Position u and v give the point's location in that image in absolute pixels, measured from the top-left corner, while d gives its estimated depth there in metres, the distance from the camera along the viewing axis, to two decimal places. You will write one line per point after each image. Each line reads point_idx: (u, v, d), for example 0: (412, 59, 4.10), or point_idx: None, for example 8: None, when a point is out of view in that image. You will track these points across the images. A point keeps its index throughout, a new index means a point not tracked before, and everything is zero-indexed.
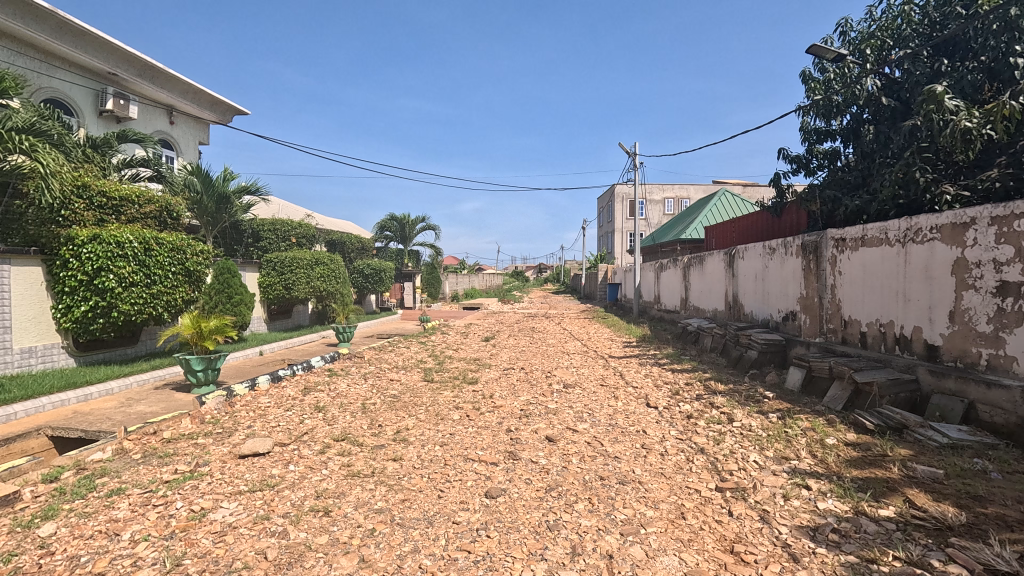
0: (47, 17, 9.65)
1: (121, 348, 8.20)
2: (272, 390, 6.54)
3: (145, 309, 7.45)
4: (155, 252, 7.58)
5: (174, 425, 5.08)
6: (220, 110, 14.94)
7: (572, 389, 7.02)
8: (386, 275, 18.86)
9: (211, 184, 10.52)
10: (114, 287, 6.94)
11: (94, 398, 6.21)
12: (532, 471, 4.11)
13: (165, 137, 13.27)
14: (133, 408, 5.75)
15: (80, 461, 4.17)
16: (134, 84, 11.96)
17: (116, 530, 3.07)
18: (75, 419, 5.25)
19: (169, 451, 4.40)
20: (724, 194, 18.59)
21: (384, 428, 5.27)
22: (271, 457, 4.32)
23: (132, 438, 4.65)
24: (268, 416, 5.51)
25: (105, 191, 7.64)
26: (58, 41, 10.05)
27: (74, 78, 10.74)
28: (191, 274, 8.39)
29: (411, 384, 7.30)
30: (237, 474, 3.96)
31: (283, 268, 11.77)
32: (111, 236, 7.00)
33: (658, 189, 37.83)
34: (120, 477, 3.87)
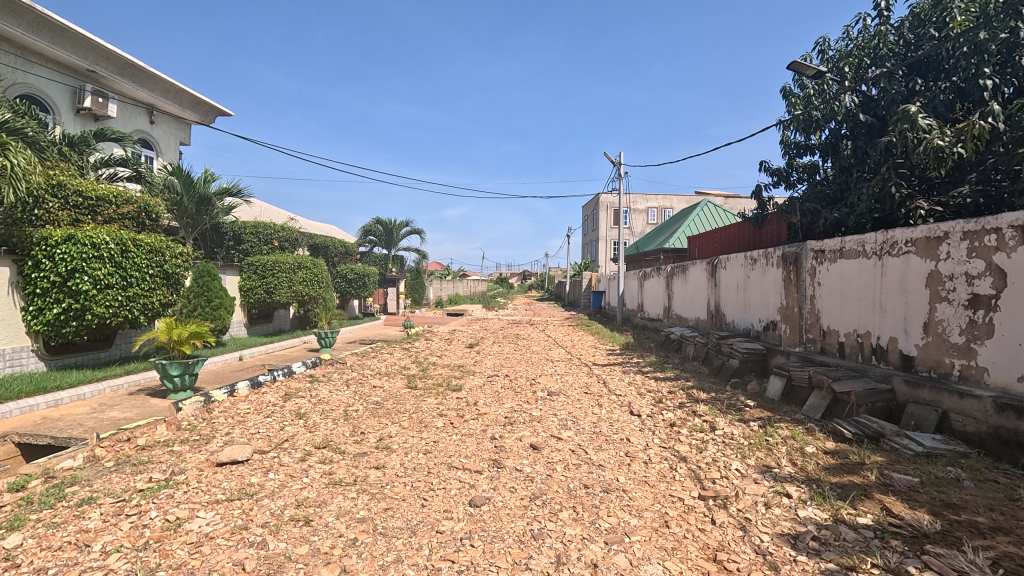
0: (24, 11, 9.42)
1: (94, 352, 7.96)
2: (251, 396, 6.40)
3: (120, 312, 7.27)
4: (132, 254, 7.41)
5: (149, 431, 4.93)
6: (202, 111, 14.73)
7: (556, 396, 7.01)
8: (370, 280, 18.68)
9: (192, 185, 10.33)
10: (88, 288, 6.75)
11: (65, 403, 6.02)
12: (517, 479, 4.09)
13: (144, 137, 12.99)
14: (105, 414, 5.58)
15: (49, 469, 4.03)
16: (112, 82, 11.69)
17: (87, 542, 2.96)
18: (45, 426, 5.09)
19: (144, 459, 4.28)
20: (707, 204, 18.87)
21: (367, 435, 5.20)
22: (250, 465, 4.23)
23: (104, 446, 4.52)
24: (247, 423, 5.41)
25: (81, 190, 7.46)
26: (34, 35, 9.80)
27: (51, 74, 10.48)
28: (169, 276, 8.21)
29: (395, 390, 7.23)
30: (215, 482, 3.86)
31: (265, 272, 11.56)
32: (87, 237, 6.82)
33: (642, 199, 38.32)
34: (91, 486, 3.74)
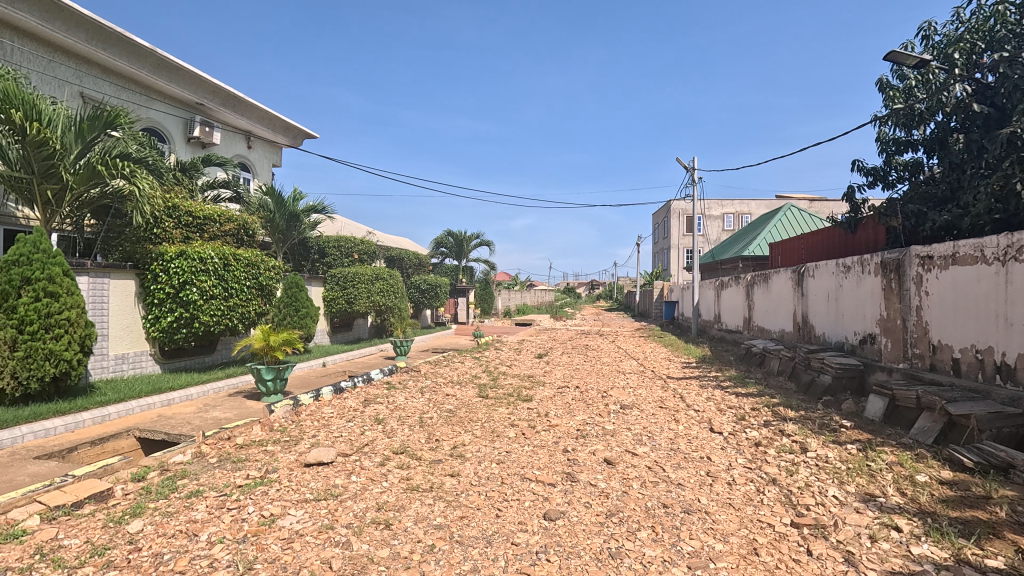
0: (146, 55, 10.68)
1: (200, 357, 8.77)
2: (334, 401, 6.76)
3: (223, 321, 7.96)
4: (233, 267, 8.12)
5: (246, 431, 5.34)
6: (293, 135, 15.95)
7: (629, 410, 6.80)
8: (442, 291, 19.21)
9: (283, 203, 11.16)
10: (196, 298, 7.48)
11: (176, 403, 6.67)
12: (592, 495, 4.00)
13: (243, 161, 14.26)
14: (209, 414, 6.12)
15: (164, 462, 4.46)
16: (217, 113, 12.95)
17: (195, 531, 3.23)
18: (160, 423, 5.66)
19: (242, 457, 4.63)
20: (790, 209, 17.75)
21: (441, 443, 5.30)
22: (334, 467, 4.45)
23: (209, 443, 4.95)
24: (331, 427, 5.70)
25: (191, 211, 8.30)
26: (155, 76, 11.08)
27: (168, 109, 11.78)
28: (263, 288, 8.89)
29: (467, 399, 7.34)
30: (304, 482, 4.09)
31: (346, 283, 12.25)
32: (196, 253, 7.55)
33: (717, 204, 36.67)
34: (198, 479, 4.10)
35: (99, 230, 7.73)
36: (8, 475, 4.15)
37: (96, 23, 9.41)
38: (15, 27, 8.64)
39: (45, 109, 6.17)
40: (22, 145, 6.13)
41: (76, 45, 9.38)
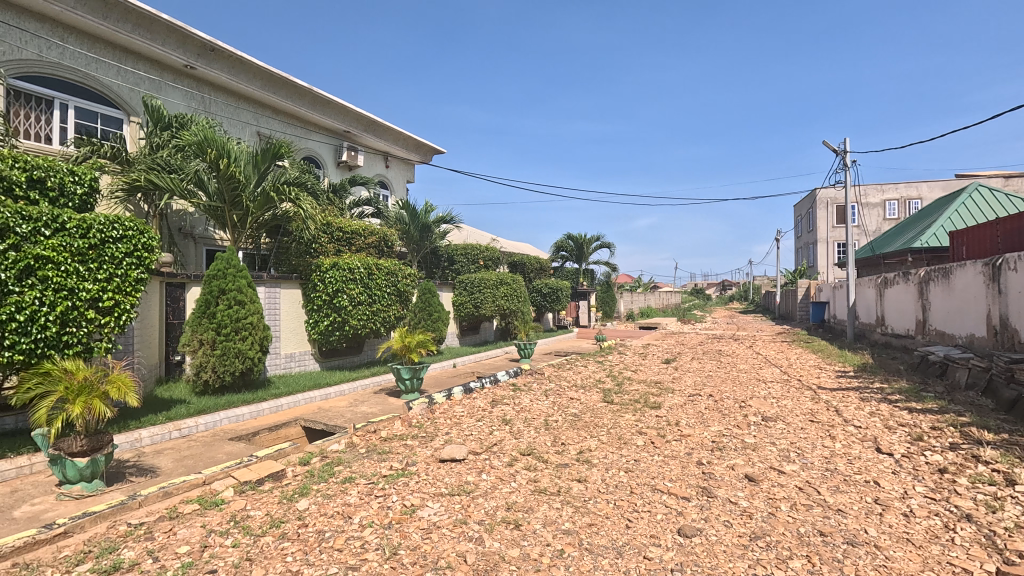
0: (305, 94, 12.24)
1: (351, 357, 9.82)
2: (464, 401, 7.12)
3: (368, 324, 8.82)
4: (376, 276, 8.98)
5: (389, 426, 5.85)
6: (423, 151, 17.18)
7: (772, 423, 6.16)
8: (563, 294, 19.26)
9: (416, 215, 12.08)
10: (347, 304, 8.40)
11: (332, 397, 7.55)
12: (732, 513, 3.68)
13: (382, 179, 15.76)
14: (359, 408, 6.82)
15: (323, 449, 5.06)
16: (361, 138, 14.43)
17: (349, 514, 3.60)
18: (321, 415, 6.45)
19: (386, 449, 5.07)
20: (977, 188, 14.85)
21: (567, 447, 5.29)
22: (466, 464, 4.66)
23: (359, 434, 5.51)
24: (462, 425, 6.00)
25: (342, 226, 9.34)
26: (312, 111, 12.67)
27: (322, 138, 13.42)
28: (401, 294, 9.69)
29: (591, 404, 7.24)
30: (439, 476, 4.35)
31: (473, 288, 12.88)
32: (346, 263, 8.47)
33: (876, 190, 31.86)
34: (350, 467, 4.57)
35: (273, 247, 9.06)
36: (211, 452, 5.04)
37: (268, 71, 11.05)
38: (212, 83, 10.48)
39: (232, 147, 7.42)
40: (217, 179, 7.43)
41: (254, 91, 11.10)
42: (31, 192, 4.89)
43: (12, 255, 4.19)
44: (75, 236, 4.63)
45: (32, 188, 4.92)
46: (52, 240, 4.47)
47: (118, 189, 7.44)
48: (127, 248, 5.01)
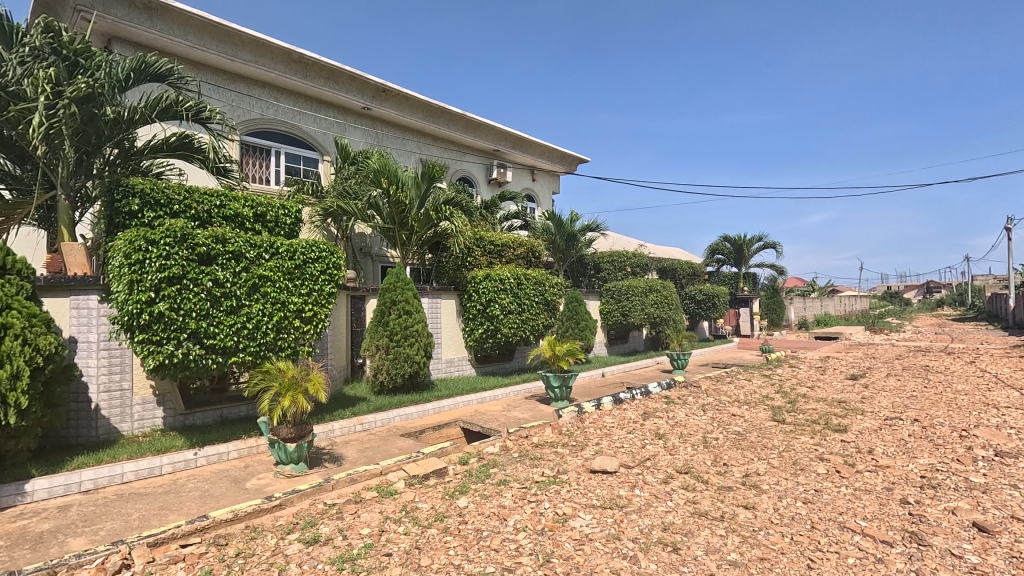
0: (459, 119, 13.21)
1: (503, 364, 10.28)
2: (615, 411, 6.95)
3: (518, 332, 9.14)
4: (525, 286, 9.29)
5: (540, 432, 5.98)
6: (568, 162, 17.35)
7: (1011, 460, 4.87)
8: (721, 301, 17.77)
9: (562, 225, 12.25)
10: (499, 313, 8.83)
11: (487, 401, 7.99)
12: (954, 569, 2.97)
13: (529, 192, 16.33)
14: (511, 413, 7.09)
15: (480, 451, 5.35)
16: (509, 155, 15.11)
17: (504, 516, 3.73)
18: (477, 417, 6.84)
19: (537, 455, 5.17)
20: None
21: (731, 468, 4.82)
22: (618, 477, 4.52)
23: (512, 438, 5.71)
24: (613, 436, 5.86)
25: (493, 240, 9.87)
26: (465, 134, 13.63)
27: (475, 158, 14.38)
28: (549, 303, 9.88)
29: (758, 422, 6.52)
30: (591, 487, 4.29)
31: (621, 296, 12.59)
32: (497, 275, 8.93)
33: None
34: (505, 470, 4.75)
35: (434, 261, 9.94)
36: (386, 446, 5.67)
37: (428, 103, 12.21)
38: (383, 120, 11.94)
39: (400, 174, 8.35)
40: (388, 203, 8.43)
41: (417, 123, 12.36)
42: (256, 224, 6.09)
43: (244, 275, 5.23)
44: (285, 258, 5.60)
45: (257, 221, 6.12)
46: (270, 262, 5.46)
47: (315, 217, 8.87)
48: (321, 266, 5.93)
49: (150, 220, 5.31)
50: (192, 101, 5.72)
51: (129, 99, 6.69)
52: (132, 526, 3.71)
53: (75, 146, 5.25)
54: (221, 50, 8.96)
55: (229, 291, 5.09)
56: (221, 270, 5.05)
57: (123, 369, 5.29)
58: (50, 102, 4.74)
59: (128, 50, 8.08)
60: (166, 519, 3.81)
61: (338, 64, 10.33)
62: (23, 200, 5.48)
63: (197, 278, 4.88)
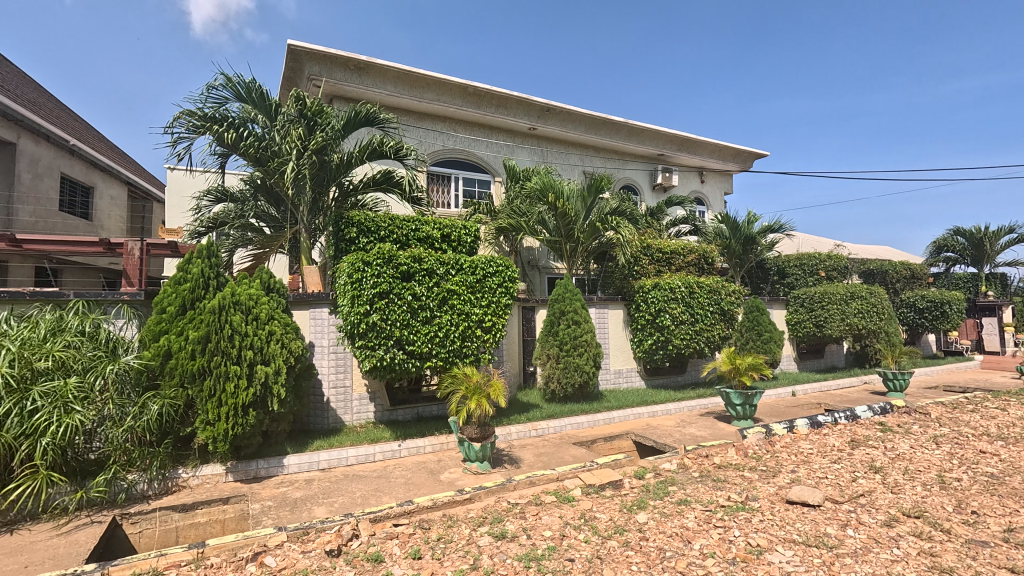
0: (621, 127, 13.10)
1: (675, 377, 9.79)
2: (812, 436, 6.11)
3: (691, 344, 8.63)
4: (698, 294, 8.75)
5: (722, 452, 5.55)
6: (742, 159, 15.87)
7: None
8: (954, 309, 14.40)
9: (738, 228, 11.28)
10: (669, 324, 8.46)
11: (659, 416, 7.72)
12: None
13: (698, 195, 15.40)
14: (688, 430, 6.72)
15: (656, 467, 5.16)
16: (675, 157, 14.44)
17: (689, 538, 3.54)
18: (650, 432, 6.63)
19: (721, 477, 4.80)
20: None
21: (983, 518, 3.86)
22: (824, 513, 3.95)
23: (690, 456, 5.40)
24: (812, 464, 5.16)
25: (661, 247, 9.52)
26: (629, 141, 13.44)
27: (639, 165, 14.07)
28: (726, 312, 9.14)
29: (1022, 464, 5.11)
30: (789, 520, 3.83)
31: (814, 305, 11.06)
32: (667, 283, 8.59)
33: None
34: (685, 489, 4.51)
35: (600, 272, 9.94)
36: (560, 453, 5.83)
37: (590, 115, 12.35)
38: (548, 137, 12.44)
39: (566, 188, 8.58)
40: (555, 217, 8.72)
41: (580, 136, 12.59)
42: (443, 244, 6.84)
43: (435, 289, 5.89)
44: (468, 274, 6.17)
45: (443, 241, 6.87)
46: (456, 277, 6.07)
47: (489, 235, 9.58)
48: (499, 280, 6.39)
49: (364, 245, 6.33)
50: (393, 142, 6.69)
51: (347, 146, 8.10)
52: (357, 502, 4.43)
53: (313, 188, 6.53)
54: (411, 93, 10.32)
55: (425, 303, 5.78)
56: (418, 286, 5.78)
57: (345, 369, 6.36)
58: (299, 155, 5.99)
59: (345, 105, 9.77)
60: (381, 499, 4.46)
61: (507, 91, 11.08)
62: (279, 233, 6.96)
63: (400, 293, 5.65)
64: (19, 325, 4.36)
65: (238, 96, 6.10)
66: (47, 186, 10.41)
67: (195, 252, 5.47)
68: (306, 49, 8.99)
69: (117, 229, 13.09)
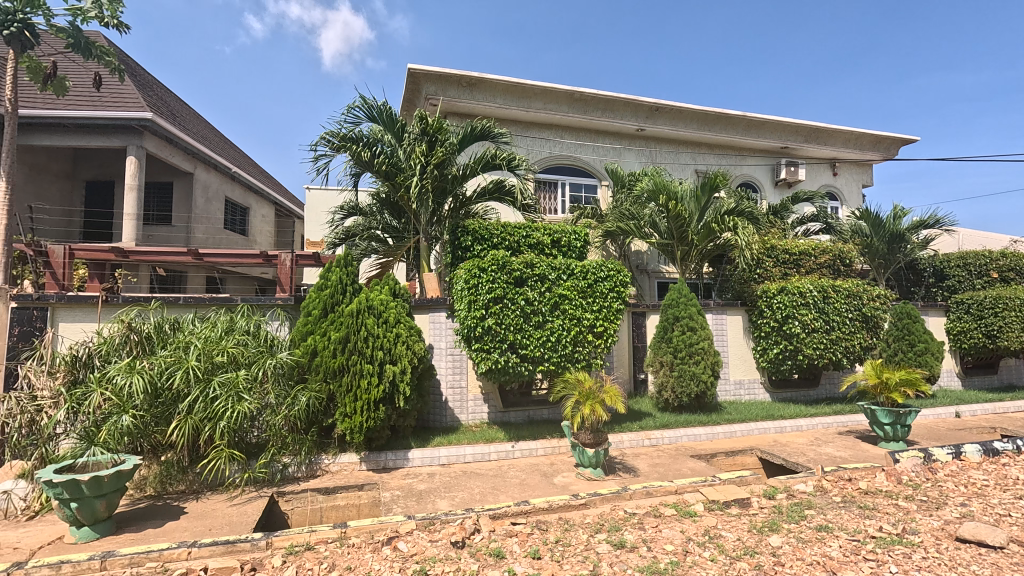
0: (739, 121, 12.27)
1: (806, 390, 8.91)
2: (987, 465, 5.21)
3: (826, 354, 7.79)
4: (833, 299, 7.88)
5: (868, 477, 4.94)
6: (885, 146, 14.03)
7: None
8: None
9: (881, 225, 9.99)
10: (799, 332, 7.72)
11: (788, 432, 7.08)
12: None
13: (830, 190, 13.92)
14: (824, 450, 6.08)
15: (789, 487, 4.73)
16: (802, 150, 13.18)
17: (833, 569, 3.19)
18: (779, 449, 6.10)
19: (869, 505, 4.27)
20: None
21: None
22: (1009, 556, 3.33)
23: (830, 479, 4.88)
24: (989, 498, 4.39)
25: (787, 248, 8.72)
26: (746, 135, 12.54)
27: (758, 160, 13.06)
28: (868, 319, 8.12)
29: None
30: (962, 560, 3.28)
31: (983, 311, 9.42)
32: (796, 287, 7.85)
33: None
34: (825, 514, 4.08)
35: (716, 275, 9.37)
36: (677, 465, 5.58)
37: (703, 111, 11.76)
38: (658, 137, 12.05)
39: (678, 188, 8.23)
40: (667, 218, 8.41)
41: (691, 134, 12.03)
42: (553, 249, 6.92)
43: (547, 294, 5.98)
44: (579, 279, 6.17)
45: (553, 247, 6.96)
46: (567, 282, 6.10)
47: (597, 239, 9.49)
48: (610, 284, 6.31)
49: (478, 252, 6.62)
50: (505, 152, 6.92)
51: (461, 158, 8.54)
52: (476, 498, 4.62)
53: (432, 200, 7.00)
54: (519, 104, 10.61)
55: (537, 308, 5.89)
56: (530, 291, 5.91)
57: (462, 370, 6.69)
58: (420, 170, 6.52)
59: (458, 120, 10.32)
60: (498, 498, 4.60)
61: (614, 93, 10.95)
62: (401, 243, 7.53)
63: (513, 297, 5.82)
64: (202, 325, 5.20)
65: (370, 117, 6.68)
66: (216, 208, 12.27)
67: (335, 261, 6.10)
68: (424, 72, 9.66)
69: (266, 242, 15.02)
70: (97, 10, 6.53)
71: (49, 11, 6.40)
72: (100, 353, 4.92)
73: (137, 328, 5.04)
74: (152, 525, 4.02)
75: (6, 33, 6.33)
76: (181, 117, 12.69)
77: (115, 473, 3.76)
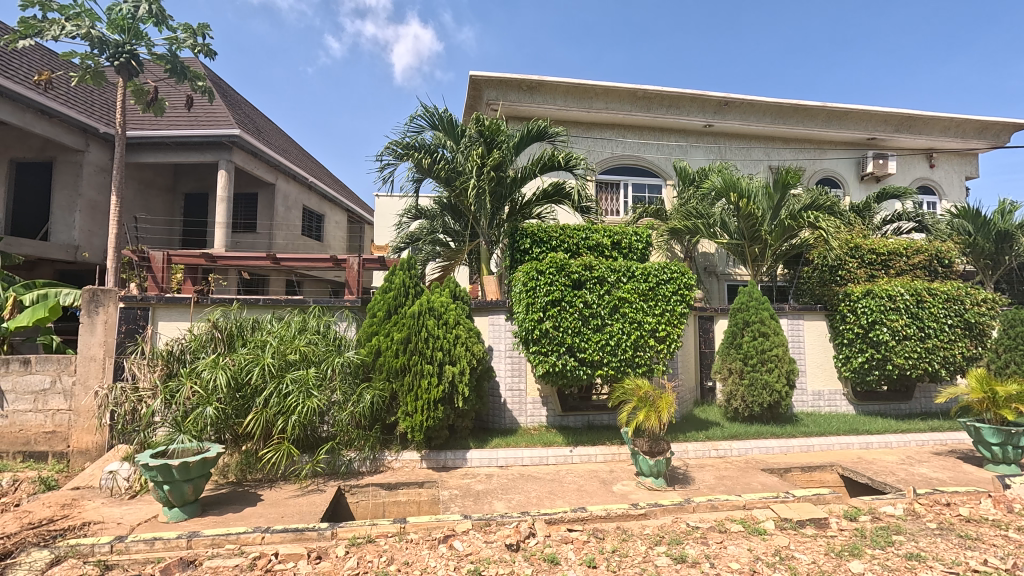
0: (817, 112, 11.44)
1: (896, 403, 8.14)
2: None
3: (920, 364, 7.09)
4: (929, 303, 7.12)
5: (972, 503, 4.42)
6: (993, 132, 12.52)
7: None
8: None
9: (984, 222, 8.96)
10: (888, 339, 7.05)
11: (874, 448, 6.50)
12: None
13: (925, 183, 12.67)
14: (917, 470, 5.51)
15: (874, 509, 4.31)
16: (893, 140, 12.04)
17: None
18: (863, 467, 5.60)
19: (971, 534, 3.80)
20: None
21: None
22: None
23: (923, 502, 4.40)
24: None
25: (874, 248, 7.96)
26: (827, 127, 11.66)
27: (841, 154, 12.10)
28: (971, 326, 7.28)
29: None
30: None
31: None
32: (884, 290, 7.16)
33: None
34: (916, 542, 3.68)
35: (793, 277, 8.78)
36: (747, 478, 5.26)
37: (777, 104, 11.10)
38: (727, 133, 11.49)
39: (749, 185, 7.77)
40: (737, 218, 7.99)
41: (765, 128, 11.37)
42: (613, 251, 6.78)
43: (606, 296, 5.85)
44: (640, 281, 5.99)
45: (613, 248, 6.82)
46: (628, 285, 5.94)
47: (661, 239, 9.17)
48: (674, 287, 6.08)
49: (537, 254, 6.60)
50: (564, 153, 6.86)
51: (520, 161, 8.59)
52: (532, 501, 4.60)
53: (491, 203, 7.09)
54: (579, 105, 10.51)
55: (595, 311, 5.79)
56: (589, 293, 5.81)
57: (521, 373, 6.69)
58: (478, 173, 6.61)
59: (518, 123, 10.38)
60: (555, 502, 4.56)
61: (679, 90, 10.58)
62: (461, 246, 7.66)
63: (571, 300, 5.75)
64: (278, 325, 5.58)
65: (431, 125, 6.85)
66: (294, 215, 13.10)
67: (399, 264, 6.31)
68: (484, 77, 9.81)
69: (339, 246, 15.86)
70: (191, 38, 7.19)
71: (151, 42, 7.13)
72: (191, 348, 5.40)
73: (221, 326, 5.50)
74: (232, 509, 4.34)
75: (117, 63, 7.13)
76: (264, 132, 13.68)
77: (201, 460, 4.09)
